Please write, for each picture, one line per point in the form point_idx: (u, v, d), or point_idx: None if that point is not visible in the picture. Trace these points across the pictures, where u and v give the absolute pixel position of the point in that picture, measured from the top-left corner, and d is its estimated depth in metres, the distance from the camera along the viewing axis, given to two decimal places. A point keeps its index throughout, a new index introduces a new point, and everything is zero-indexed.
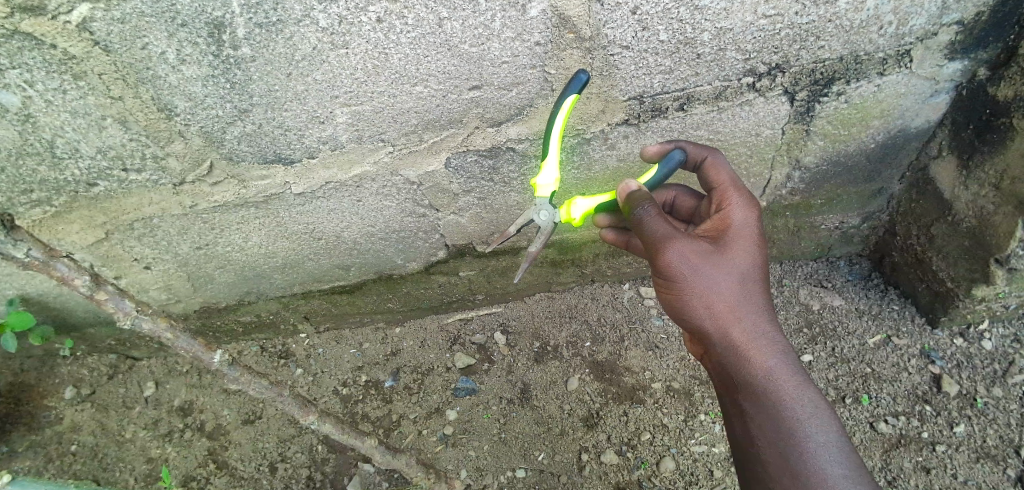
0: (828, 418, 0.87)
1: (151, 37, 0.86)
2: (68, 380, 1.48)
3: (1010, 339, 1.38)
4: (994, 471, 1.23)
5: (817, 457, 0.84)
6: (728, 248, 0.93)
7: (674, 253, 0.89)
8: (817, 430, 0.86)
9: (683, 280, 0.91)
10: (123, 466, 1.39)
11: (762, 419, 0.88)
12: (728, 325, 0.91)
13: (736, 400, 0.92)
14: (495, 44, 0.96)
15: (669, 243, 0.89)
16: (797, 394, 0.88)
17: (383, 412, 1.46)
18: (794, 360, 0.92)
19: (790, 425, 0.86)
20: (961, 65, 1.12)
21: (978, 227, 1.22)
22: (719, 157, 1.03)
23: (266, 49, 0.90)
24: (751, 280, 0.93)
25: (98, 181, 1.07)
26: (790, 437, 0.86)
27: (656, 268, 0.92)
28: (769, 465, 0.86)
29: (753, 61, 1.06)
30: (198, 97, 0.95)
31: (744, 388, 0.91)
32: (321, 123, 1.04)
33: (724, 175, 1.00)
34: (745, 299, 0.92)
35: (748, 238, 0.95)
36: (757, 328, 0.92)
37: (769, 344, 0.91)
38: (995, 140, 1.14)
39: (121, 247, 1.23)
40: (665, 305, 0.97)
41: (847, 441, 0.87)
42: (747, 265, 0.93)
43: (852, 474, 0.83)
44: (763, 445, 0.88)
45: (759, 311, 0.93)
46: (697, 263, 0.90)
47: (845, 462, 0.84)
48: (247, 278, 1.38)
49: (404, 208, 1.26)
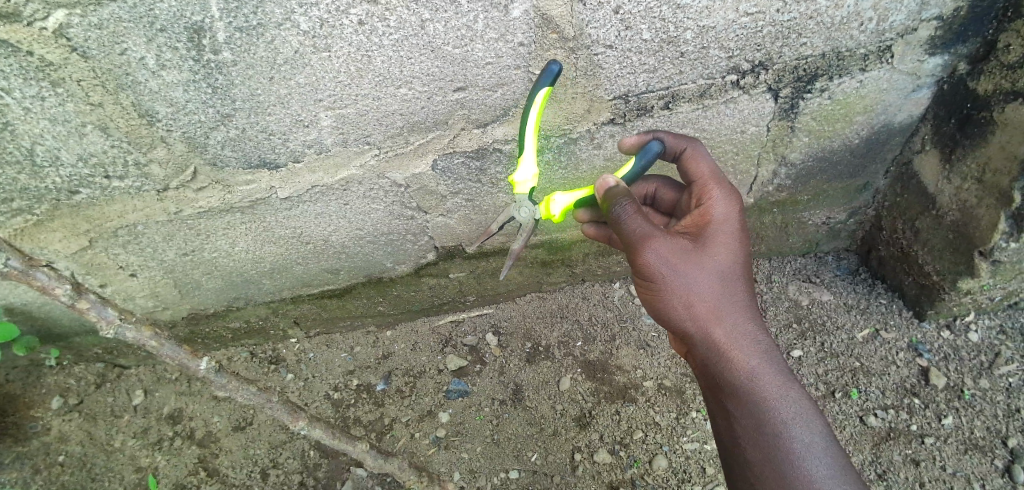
0: (812, 419, 0.88)
1: (129, 42, 0.85)
2: (55, 390, 1.46)
3: (996, 331, 1.40)
4: (982, 462, 1.24)
5: (800, 457, 0.85)
6: (709, 246, 0.94)
7: (653, 253, 0.90)
8: (800, 430, 0.87)
9: (663, 279, 0.92)
10: (112, 475, 1.37)
11: (745, 418, 0.89)
12: (709, 324, 0.92)
13: (720, 400, 0.93)
14: (478, 45, 0.96)
15: (647, 243, 0.90)
16: (780, 394, 0.89)
17: (375, 415, 1.46)
18: (777, 359, 0.92)
19: (773, 425, 0.87)
20: (942, 60, 1.13)
21: (961, 220, 1.23)
22: (700, 149, 1.02)
23: (247, 53, 0.90)
24: (732, 279, 0.94)
25: (80, 189, 1.06)
26: (773, 437, 0.87)
27: (636, 267, 0.93)
28: (753, 464, 0.87)
29: (736, 58, 1.06)
30: (179, 103, 0.95)
31: (726, 388, 0.92)
32: (305, 127, 1.04)
33: (705, 169, 1.00)
34: (725, 298, 0.93)
35: (728, 236, 0.95)
36: (739, 327, 0.93)
37: (750, 343, 0.92)
38: (976, 133, 1.16)
39: (106, 254, 1.22)
40: (647, 305, 0.98)
41: (830, 440, 0.87)
42: (727, 263, 0.94)
43: (835, 474, 0.84)
44: (746, 445, 0.89)
45: (741, 311, 0.94)
46: (676, 263, 0.91)
47: (828, 462, 0.85)
48: (235, 284, 1.37)
49: (392, 211, 1.26)
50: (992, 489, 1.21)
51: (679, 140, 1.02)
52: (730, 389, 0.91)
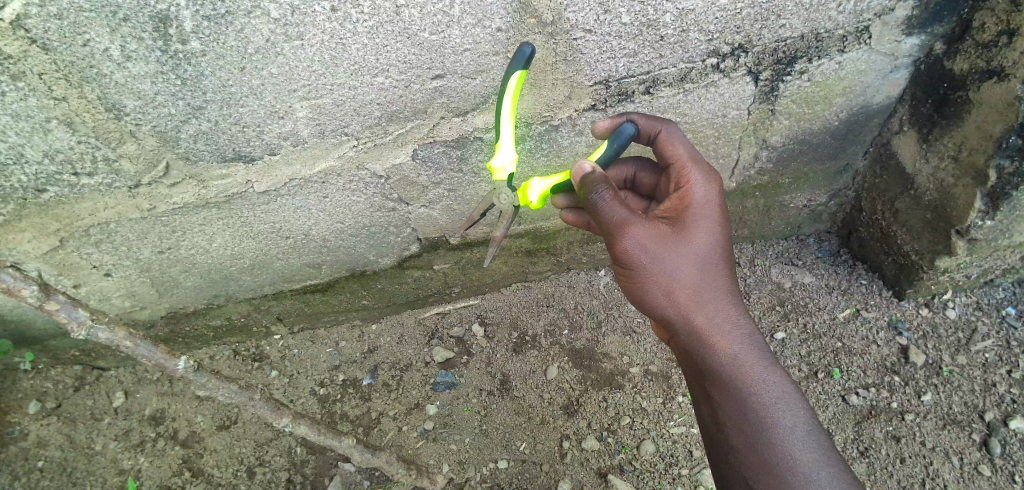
0: (794, 401, 0.89)
1: (92, 33, 0.82)
2: (31, 395, 1.42)
3: (972, 308, 1.43)
4: (960, 436, 1.27)
5: (783, 438, 0.86)
6: (687, 231, 0.94)
7: (632, 239, 0.90)
8: (782, 412, 0.88)
9: (643, 266, 0.91)
10: (94, 479, 1.35)
11: (728, 403, 0.90)
12: (691, 310, 0.93)
13: (703, 384, 0.94)
14: (455, 31, 0.94)
15: (626, 229, 0.89)
16: (761, 378, 0.90)
17: (362, 410, 1.45)
18: (758, 344, 0.93)
19: (755, 408, 0.88)
20: (918, 41, 1.14)
21: (938, 199, 1.25)
22: (675, 132, 1.00)
23: (216, 42, 0.87)
24: (713, 264, 0.94)
25: (47, 187, 1.02)
26: (756, 421, 0.87)
27: (615, 254, 0.92)
28: (737, 449, 0.88)
29: (716, 41, 1.06)
30: (148, 96, 0.92)
31: (709, 374, 0.92)
32: (280, 118, 1.01)
33: (682, 151, 0.99)
34: (706, 284, 0.93)
35: (708, 220, 0.95)
36: (719, 312, 0.93)
37: (732, 328, 0.93)
38: (952, 113, 1.17)
39: (78, 254, 1.18)
40: (628, 292, 0.98)
41: (812, 422, 0.88)
42: (707, 248, 0.94)
43: (817, 454, 0.85)
44: (730, 429, 0.89)
45: (721, 295, 0.94)
46: (655, 249, 0.91)
47: (811, 443, 0.86)
48: (214, 281, 1.35)
49: (373, 203, 1.24)
50: (970, 462, 1.24)
51: (655, 122, 1.01)
52: (713, 375, 0.92)
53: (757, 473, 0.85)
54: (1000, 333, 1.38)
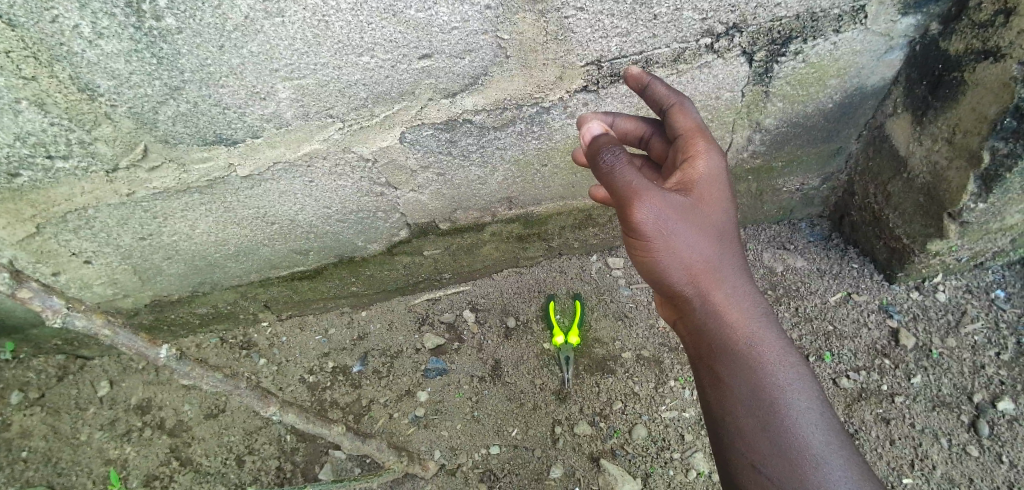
0: (804, 385, 0.88)
1: (60, 8, 0.78)
2: (13, 384, 1.40)
3: (962, 291, 1.44)
4: (949, 418, 1.27)
5: (795, 423, 0.84)
6: (708, 205, 0.90)
7: (651, 208, 0.83)
8: (795, 393, 0.86)
9: (661, 239, 0.86)
10: (79, 470, 1.32)
11: (742, 383, 0.87)
12: (707, 286, 0.90)
13: (714, 365, 0.91)
14: (443, 9, 0.91)
15: (643, 196, 0.82)
16: (775, 358, 0.88)
17: (352, 397, 1.43)
18: (771, 323, 0.92)
19: (769, 388, 0.86)
20: (915, 20, 1.13)
21: (931, 182, 1.24)
22: (686, 103, 0.95)
23: (192, 19, 0.83)
24: (727, 240, 0.92)
25: (21, 171, 0.99)
26: (770, 403, 0.85)
27: (629, 224, 0.85)
28: (745, 432, 0.85)
29: (710, 20, 1.03)
30: (122, 75, 0.88)
31: (722, 352, 0.90)
32: (262, 100, 0.98)
33: (692, 124, 0.94)
34: (722, 261, 0.91)
35: (724, 196, 0.92)
36: (734, 291, 0.92)
37: (746, 306, 0.92)
38: (947, 95, 1.16)
39: (55, 241, 1.15)
40: (638, 267, 0.93)
41: (824, 405, 0.88)
42: (723, 224, 0.92)
43: (829, 438, 0.84)
44: (740, 410, 0.87)
45: (736, 273, 0.93)
46: (676, 222, 0.86)
47: (823, 427, 0.85)
48: (199, 267, 1.32)
49: (360, 188, 1.21)
50: (960, 444, 1.24)
51: (672, 92, 0.96)
52: (727, 353, 0.90)
53: (766, 455, 0.83)
54: (989, 315, 1.40)
